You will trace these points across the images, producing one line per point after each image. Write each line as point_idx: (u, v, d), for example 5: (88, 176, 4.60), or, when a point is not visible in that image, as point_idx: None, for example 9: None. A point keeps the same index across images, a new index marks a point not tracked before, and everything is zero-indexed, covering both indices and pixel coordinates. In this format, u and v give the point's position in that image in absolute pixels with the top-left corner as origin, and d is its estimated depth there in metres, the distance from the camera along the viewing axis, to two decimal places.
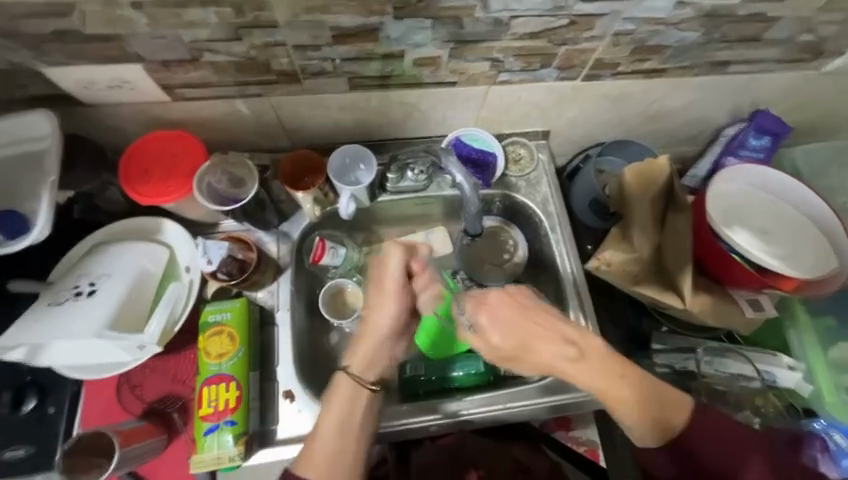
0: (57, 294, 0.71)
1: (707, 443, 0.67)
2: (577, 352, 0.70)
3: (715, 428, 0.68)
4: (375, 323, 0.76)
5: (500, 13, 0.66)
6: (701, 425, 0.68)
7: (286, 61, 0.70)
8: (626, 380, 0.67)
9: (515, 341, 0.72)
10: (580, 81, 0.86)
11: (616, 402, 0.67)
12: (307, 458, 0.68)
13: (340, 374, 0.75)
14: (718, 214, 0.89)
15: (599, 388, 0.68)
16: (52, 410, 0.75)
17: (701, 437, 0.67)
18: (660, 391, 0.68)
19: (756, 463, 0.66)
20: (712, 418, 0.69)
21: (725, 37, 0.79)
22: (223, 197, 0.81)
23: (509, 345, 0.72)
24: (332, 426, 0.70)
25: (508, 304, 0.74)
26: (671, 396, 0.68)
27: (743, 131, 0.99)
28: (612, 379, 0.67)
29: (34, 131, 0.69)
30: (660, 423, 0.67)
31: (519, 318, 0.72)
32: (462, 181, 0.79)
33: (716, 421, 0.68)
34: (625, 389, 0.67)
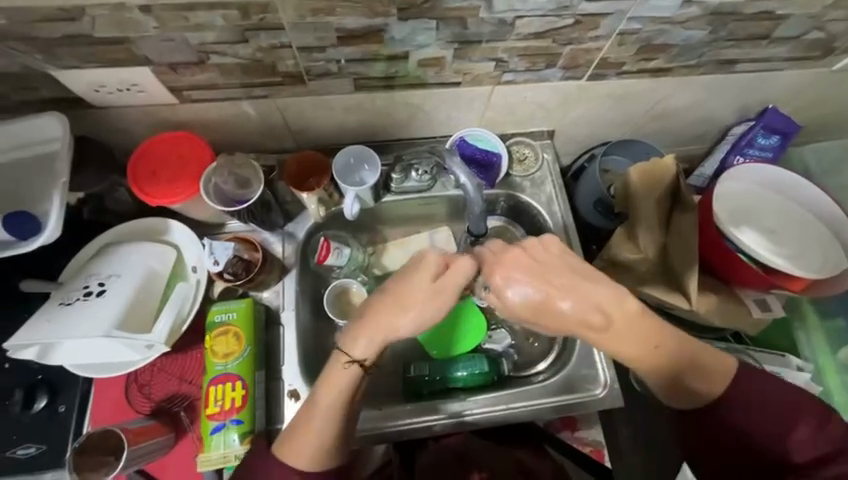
0: (67, 293, 0.72)
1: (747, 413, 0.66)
2: (607, 320, 0.64)
3: (757, 398, 0.66)
4: (400, 323, 0.66)
5: (505, 13, 0.67)
6: (742, 395, 0.67)
7: (292, 63, 0.70)
8: (658, 348, 0.66)
9: (536, 304, 0.64)
10: (585, 80, 0.85)
11: (643, 364, 0.67)
12: (303, 433, 0.67)
13: (345, 364, 0.67)
14: (726, 214, 0.89)
15: (627, 352, 0.66)
16: (63, 408, 0.76)
17: (741, 407, 0.66)
18: (695, 356, 0.67)
19: (806, 435, 0.64)
20: (756, 388, 0.67)
21: (732, 35, 0.78)
22: (228, 198, 0.81)
23: (527, 307, 0.65)
24: (328, 407, 0.67)
25: (528, 263, 0.65)
26: (707, 362, 0.68)
27: (750, 129, 0.98)
28: (645, 347, 0.66)
29: (45, 133, 0.70)
30: (690, 387, 0.67)
31: (542, 278, 0.64)
32: (466, 182, 0.79)
33: (758, 393, 0.67)
34: (658, 356, 0.66)
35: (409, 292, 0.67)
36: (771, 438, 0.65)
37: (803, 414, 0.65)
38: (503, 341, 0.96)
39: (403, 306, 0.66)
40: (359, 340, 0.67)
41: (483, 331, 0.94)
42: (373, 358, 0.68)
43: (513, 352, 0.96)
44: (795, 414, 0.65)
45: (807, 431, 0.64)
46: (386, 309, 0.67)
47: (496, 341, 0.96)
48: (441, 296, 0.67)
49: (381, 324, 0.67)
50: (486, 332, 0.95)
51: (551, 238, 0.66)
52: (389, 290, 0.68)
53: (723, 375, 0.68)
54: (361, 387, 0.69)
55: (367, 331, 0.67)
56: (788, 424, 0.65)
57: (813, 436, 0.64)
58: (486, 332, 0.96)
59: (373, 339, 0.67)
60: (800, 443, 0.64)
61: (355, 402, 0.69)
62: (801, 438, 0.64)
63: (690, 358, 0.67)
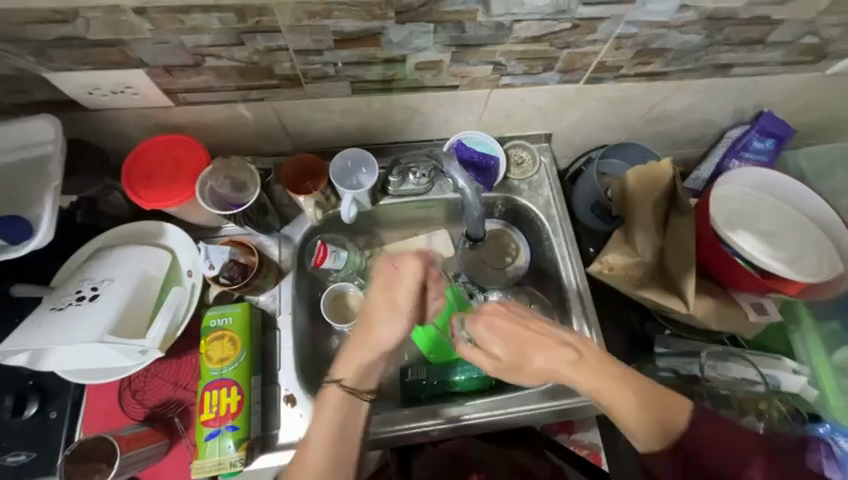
0: (60, 298, 0.71)
1: (706, 452, 0.64)
2: (576, 354, 0.72)
3: (712, 435, 0.65)
4: (383, 332, 0.71)
5: (502, 17, 0.66)
6: (697, 432, 0.65)
7: (289, 65, 0.70)
8: (623, 383, 0.68)
9: (513, 349, 0.75)
10: (582, 84, 0.85)
11: (611, 403, 0.68)
12: (297, 467, 0.67)
13: (333, 384, 0.71)
14: (722, 217, 0.89)
15: (597, 391, 0.69)
16: (54, 415, 0.75)
17: (697, 446, 0.64)
18: (657, 395, 0.68)
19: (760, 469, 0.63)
20: (710, 427, 0.66)
21: (728, 39, 0.79)
22: (224, 202, 0.80)
23: (506, 354, 0.75)
24: (326, 429, 0.69)
25: (502, 314, 0.77)
26: (667, 400, 0.68)
27: (746, 133, 0.99)
28: (610, 381, 0.69)
29: (38, 136, 0.69)
30: (660, 427, 0.66)
31: (515, 328, 0.75)
32: (465, 186, 0.78)
33: (713, 431, 0.65)
34: (624, 393, 0.68)
35: (370, 311, 0.72)
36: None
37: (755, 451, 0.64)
38: None
39: (378, 317, 0.71)
40: (342, 362, 0.72)
41: None
42: (355, 381, 0.72)
43: None
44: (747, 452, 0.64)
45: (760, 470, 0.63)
46: (360, 333, 0.72)
47: None
48: (401, 312, 0.71)
49: (359, 340, 0.72)
50: None
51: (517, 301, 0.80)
52: (360, 317, 0.74)
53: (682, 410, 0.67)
54: (360, 406, 0.72)
55: (359, 356, 0.71)
56: (743, 461, 0.64)
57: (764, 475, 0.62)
58: None
59: (353, 360, 0.72)
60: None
61: (357, 419, 0.71)
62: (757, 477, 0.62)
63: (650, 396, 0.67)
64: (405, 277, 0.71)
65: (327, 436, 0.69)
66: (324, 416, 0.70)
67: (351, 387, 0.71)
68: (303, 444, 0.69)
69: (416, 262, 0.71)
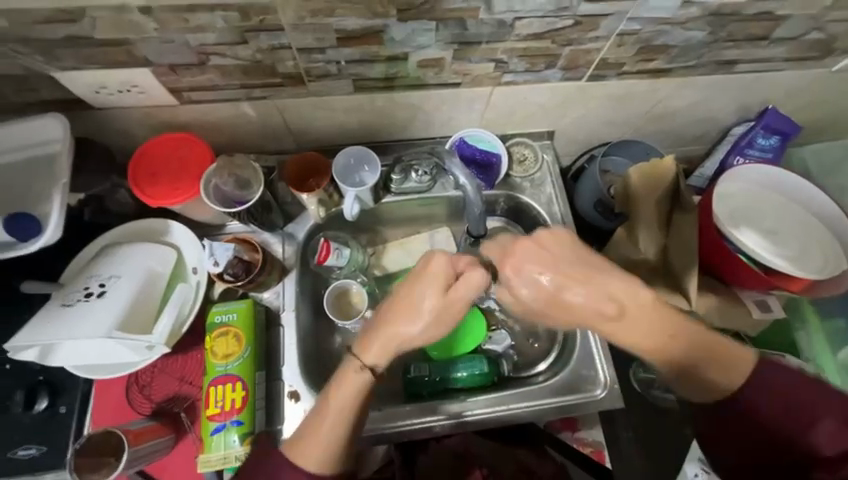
0: (68, 295, 0.72)
1: (771, 409, 0.63)
2: (619, 311, 0.61)
3: (781, 391, 0.63)
4: (406, 326, 0.66)
5: (504, 14, 0.67)
6: (760, 386, 0.63)
7: (292, 63, 0.71)
8: (672, 336, 0.62)
9: (548, 296, 0.62)
10: (584, 81, 0.85)
11: (655, 354, 0.64)
12: (313, 431, 0.66)
13: (357, 362, 0.67)
14: (727, 214, 0.89)
15: (641, 343, 0.63)
16: (64, 409, 0.76)
17: (759, 400, 0.63)
18: (710, 349, 0.64)
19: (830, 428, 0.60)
20: (777, 379, 0.64)
21: (732, 36, 0.78)
22: (228, 199, 0.81)
23: (538, 302, 0.63)
24: (341, 407, 0.66)
25: (537, 252, 0.63)
26: (726, 357, 0.64)
27: (751, 130, 0.98)
28: (660, 336, 0.62)
29: (46, 135, 0.70)
30: (712, 385, 0.64)
31: (552, 269, 0.62)
32: (467, 183, 0.79)
33: (783, 386, 0.63)
34: (670, 350, 0.63)
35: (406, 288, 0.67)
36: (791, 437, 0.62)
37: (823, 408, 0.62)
38: (502, 342, 0.95)
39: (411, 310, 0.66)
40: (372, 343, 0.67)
41: (484, 331, 0.94)
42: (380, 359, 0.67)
43: (513, 353, 0.97)
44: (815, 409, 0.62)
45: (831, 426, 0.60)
46: (392, 311, 0.67)
47: (496, 342, 0.95)
48: (428, 312, 0.65)
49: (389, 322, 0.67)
50: (486, 333, 0.95)
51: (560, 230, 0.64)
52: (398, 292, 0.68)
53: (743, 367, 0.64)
54: (370, 385, 0.67)
55: (389, 336, 0.66)
56: (810, 418, 0.62)
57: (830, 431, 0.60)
58: (485, 332, 0.95)
59: (384, 340, 0.67)
60: (829, 441, 0.60)
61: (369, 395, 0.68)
62: (826, 433, 0.60)
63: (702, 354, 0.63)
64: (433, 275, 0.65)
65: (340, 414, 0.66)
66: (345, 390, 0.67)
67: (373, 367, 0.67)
68: (315, 417, 0.66)
69: (439, 257, 0.66)
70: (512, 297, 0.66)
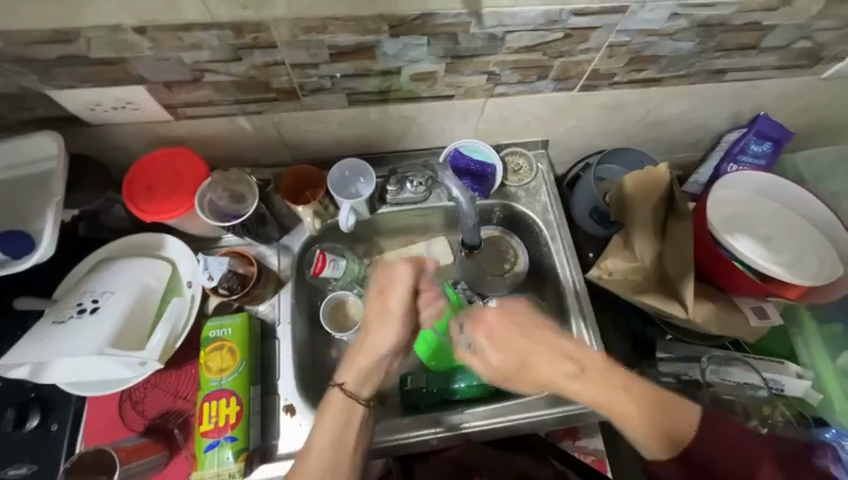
0: (61, 311, 0.72)
1: (714, 455, 0.65)
2: (579, 367, 0.70)
3: (720, 441, 0.65)
4: (373, 341, 0.74)
5: (495, 28, 0.67)
6: (709, 435, 0.65)
7: (286, 79, 0.71)
8: (626, 386, 0.68)
9: (510, 356, 0.73)
10: (577, 91, 0.86)
11: (618, 415, 0.67)
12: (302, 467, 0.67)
13: (335, 388, 0.73)
14: (719, 222, 0.89)
15: (605, 402, 0.68)
16: (56, 427, 0.75)
17: (707, 452, 0.65)
18: (665, 400, 0.67)
19: (770, 472, 0.63)
20: (719, 431, 0.66)
21: (721, 45, 0.79)
22: (222, 213, 0.81)
23: (506, 362, 0.74)
24: (326, 436, 0.69)
25: (503, 317, 0.75)
26: (673, 408, 0.67)
27: (744, 136, 0.99)
28: (612, 391, 0.68)
29: (41, 152, 0.70)
30: (667, 429, 0.65)
31: (516, 332, 0.74)
32: (459, 194, 0.79)
33: (723, 439, 0.65)
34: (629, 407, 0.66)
35: (375, 310, 0.75)
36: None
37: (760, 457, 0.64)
38: None
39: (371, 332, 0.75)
40: (344, 368, 0.74)
41: None
42: (356, 384, 0.72)
43: None
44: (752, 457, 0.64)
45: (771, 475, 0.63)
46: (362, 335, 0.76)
47: None
48: (394, 316, 0.74)
49: (358, 349, 0.74)
50: None
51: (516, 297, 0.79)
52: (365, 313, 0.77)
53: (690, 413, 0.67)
54: (358, 412, 0.72)
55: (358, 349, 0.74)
56: (751, 467, 0.64)
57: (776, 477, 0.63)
58: None
59: (351, 363, 0.73)
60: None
61: (353, 429, 0.71)
62: (765, 479, 0.63)
63: (660, 399, 0.67)
64: (395, 282, 0.75)
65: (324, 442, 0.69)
66: (325, 421, 0.70)
67: (352, 391, 0.72)
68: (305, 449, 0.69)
69: (405, 263, 0.75)
70: (485, 367, 0.76)
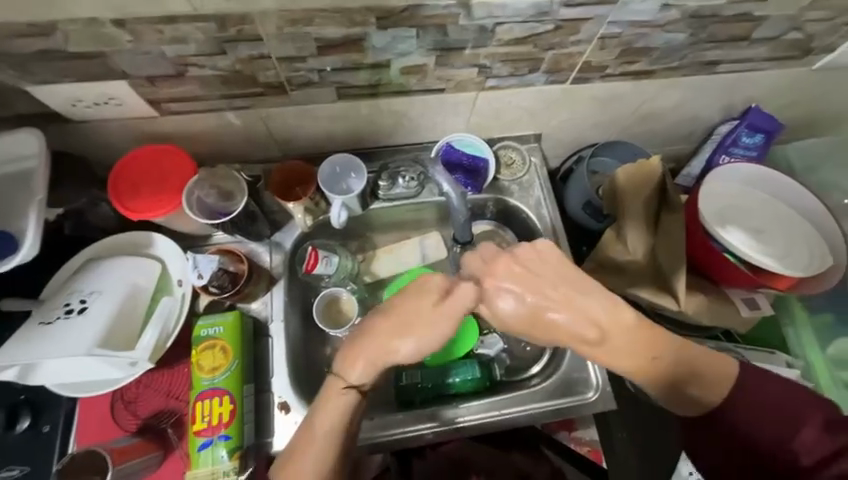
0: (48, 312, 0.70)
1: (743, 415, 0.63)
2: (603, 331, 0.62)
3: (753, 399, 0.63)
4: (395, 345, 0.65)
5: (485, 20, 0.66)
6: (742, 396, 0.64)
7: (273, 73, 0.70)
8: (654, 351, 0.63)
9: (527, 314, 0.63)
10: (569, 84, 0.85)
11: (640, 373, 0.64)
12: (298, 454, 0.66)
13: (340, 383, 0.67)
14: (712, 214, 0.89)
15: (626, 363, 0.63)
16: (47, 429, 0.75)
17: (739, 412, 0.63)
18: (692, 365, 0.64)
19: (814, 434, 0.60)
20: (753, 387, 0.64)
21: (712, 37, 0.79)
22: (211, 210, 0.80)
23: (519, 320, 0.64)
24: (326, 426, 0.66)
25: (519, 269, 0.64)
26: (709, 371, 0.64)
27: (736, 128, 0.99)
28: (641, 357, 0.63)
29: (22, 150, 0.68)
30: (693, 399, 0.64)
31: (535, 291, 0.63)
32: (450, 190, 0.78)
33: (758, 396, 0.63)
34: (656, 367, 0.63)
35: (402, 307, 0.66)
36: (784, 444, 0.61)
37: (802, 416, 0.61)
38: (495, 346, 0.96)
39: (396, 328, 0.65)
40: (351, 361, 0.66)
41: (476, 336, 0.94)
42: (364, 380, 0.67)
43: (505, 357, 0.97)
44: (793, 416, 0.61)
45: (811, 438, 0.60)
46: (381, 329, 0.66)
47: (488, 345, 0.96)
48: (418, 326, 0.64)
49: (373, 343, 0.66)
50: (478, 337, 0.95)
51: (546, 243, 0.65)
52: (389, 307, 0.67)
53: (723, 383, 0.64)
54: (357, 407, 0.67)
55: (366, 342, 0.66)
56: (790, 427, 0.61)
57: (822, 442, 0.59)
58: (478, 337, 0.95)
59: (365, 359, 0.66)
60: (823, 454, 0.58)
61: (351, 421, 0.67)
62: (806, 441, 0.60)
63: (688, 364, 0.64)
64: (429, 291, 0.66)
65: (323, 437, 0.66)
66: (324, 414, 0.67)
67: (356, 385, 0.67)
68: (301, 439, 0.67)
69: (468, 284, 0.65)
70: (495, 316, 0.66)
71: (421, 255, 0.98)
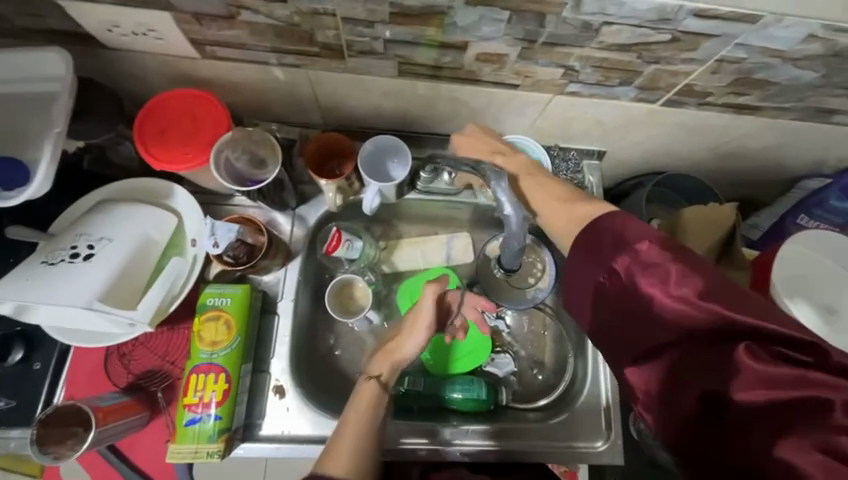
0: (53, 252, 0.66)
1: (599, 252, 0.54)
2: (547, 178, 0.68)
3: (602, 245, 0.54)
4: (409, 343, 0.68)
5: (593, 16, 0.55)
6: (587, 254, 0.55)
7: (333, 33, 0.61)
8: (573, 198, 0.62)
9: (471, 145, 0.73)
10: (658, 105, 0.74)
11: (543, 189, 0.66)
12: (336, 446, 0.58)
13: (370, 379, 0.65)
14: (783, 280, 0.77)
15: (527, 182, 0.68)
16: (38, 366, 0.71)
17: (594, 265, 0.54)
18: (574, 200, 0.61)
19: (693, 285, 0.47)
20: (604, 238, 0.54)
21: (846, 83, 0.66)
22: (239, 176, 0.73)
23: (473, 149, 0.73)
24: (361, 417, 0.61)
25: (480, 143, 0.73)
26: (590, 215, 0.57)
27: (825, 188, 0.86)
28: (555, 191, 0.65)
29: (49, 71, 0.62)
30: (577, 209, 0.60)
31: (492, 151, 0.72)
32: (510, 214, 0.66)
33: (604, 241, 0.54)
34: (565, 204, 0.62)
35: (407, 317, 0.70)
36: (719, 338, 0.46)
37: (674, 270, 0.49)
38: (504, 367, 0.89)
39: (406, 330, 0.69)
40: (376, 359, 0.68)
41: (488, 350, 0.89)
42: (389, 374, 0.66)
43: (514, 381, 0.90)
44: (666, 279, 0.49)
45: (674, 332, 0.48)
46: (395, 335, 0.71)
47: (498, 365, 0.89)
48: (421, 328, 0.69)
49: (394, 346, 0.69)
50: (491, 353, 0.89)
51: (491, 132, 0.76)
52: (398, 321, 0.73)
53: (599, 210, 0.57)
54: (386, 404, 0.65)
55: (396, 342, 0.69)
56: (625, 244, 0.52)
57: (677, 289, 0.48)
58: (489, 354, 0.89)
59: (389, 356, 0.68)
60: (789, 441, 0.42)
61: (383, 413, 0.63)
62: (680, 282, 0.48)
63: (582, 200, 0.61)
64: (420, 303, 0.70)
65: (360, 427, 0.60)
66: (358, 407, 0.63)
67: (385, 381, 0.66)
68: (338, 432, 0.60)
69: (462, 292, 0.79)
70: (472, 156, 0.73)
71: (446, 256, 0.91)
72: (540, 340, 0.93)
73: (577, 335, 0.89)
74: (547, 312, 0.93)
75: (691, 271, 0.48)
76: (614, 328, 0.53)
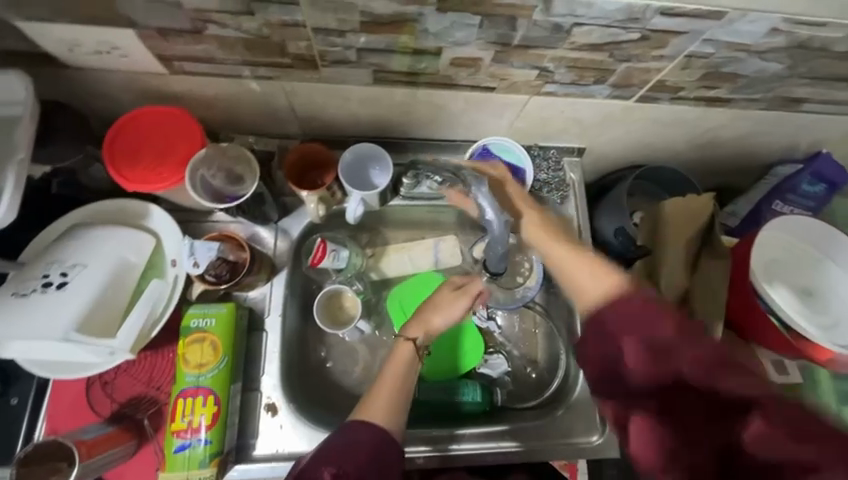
0: (23, 282, 0.63)
1: (615, 328, 0.54)
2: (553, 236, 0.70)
3: (618, 321, 0.54)
4: (441, 316, 0.74)
5: (563, 18, 0.56)
6: (603, 329, 0.55)
7: (304, 44, 0.60)
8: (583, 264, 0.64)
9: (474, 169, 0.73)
10: (633, 102, 0.76)
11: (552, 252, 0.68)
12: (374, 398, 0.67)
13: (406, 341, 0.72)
14: (760, 265, 0.80)
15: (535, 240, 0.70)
16: (15, 400, 0.69)
17: (611, 340, 0.55)
18: (584, 272, 0.63)
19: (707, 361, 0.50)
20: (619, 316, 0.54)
21: (809, 72, 0.68)
22: (217, 193, 0.71)
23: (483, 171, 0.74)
24: (395, 378, 0.69)
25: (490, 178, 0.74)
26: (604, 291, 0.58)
27: (798, 174, 0.89)
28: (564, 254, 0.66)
29: (8, 94, 0.60)
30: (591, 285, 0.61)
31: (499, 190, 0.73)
32: (494, 218, 0.66)
33: (620, 317, 0.54)
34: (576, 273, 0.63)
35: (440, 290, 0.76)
36: (730, 407, 0.50)
37: (680, 349, 0.51)
38: (498, 368, 0.89)
39: (442, 302, 0.74)
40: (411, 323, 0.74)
41: (481, 351, 0.89)
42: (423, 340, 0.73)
43: (508, 381, 0.90)
44: (672, 359, 0.51)
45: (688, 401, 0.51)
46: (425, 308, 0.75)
47: (491, 366, 0.89)
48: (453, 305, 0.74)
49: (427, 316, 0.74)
50: (483, 354, 0.90)
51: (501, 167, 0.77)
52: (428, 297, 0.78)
53: (611, 288, 0.58)
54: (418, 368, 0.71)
55: (429, 313, 0.73)
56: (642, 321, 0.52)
57: (691, 366, 0.50)
58: (482, 356, 0.89)
59: (422, 322, 0.73)
60: None
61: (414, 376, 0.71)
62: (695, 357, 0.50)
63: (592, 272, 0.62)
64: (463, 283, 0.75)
65: (395, 388, 0.68)
66: (394, 367, 0.70)
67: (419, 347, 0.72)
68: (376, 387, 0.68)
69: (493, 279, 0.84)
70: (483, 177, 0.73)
71: (434, 260, 0.90)
72: (531, 338, 0.93)
73: (568, 332, 0.90)
74: (536, 310, 0.92)
75: (702, 346, 0.50)
76: (630, 398, 0.54)
